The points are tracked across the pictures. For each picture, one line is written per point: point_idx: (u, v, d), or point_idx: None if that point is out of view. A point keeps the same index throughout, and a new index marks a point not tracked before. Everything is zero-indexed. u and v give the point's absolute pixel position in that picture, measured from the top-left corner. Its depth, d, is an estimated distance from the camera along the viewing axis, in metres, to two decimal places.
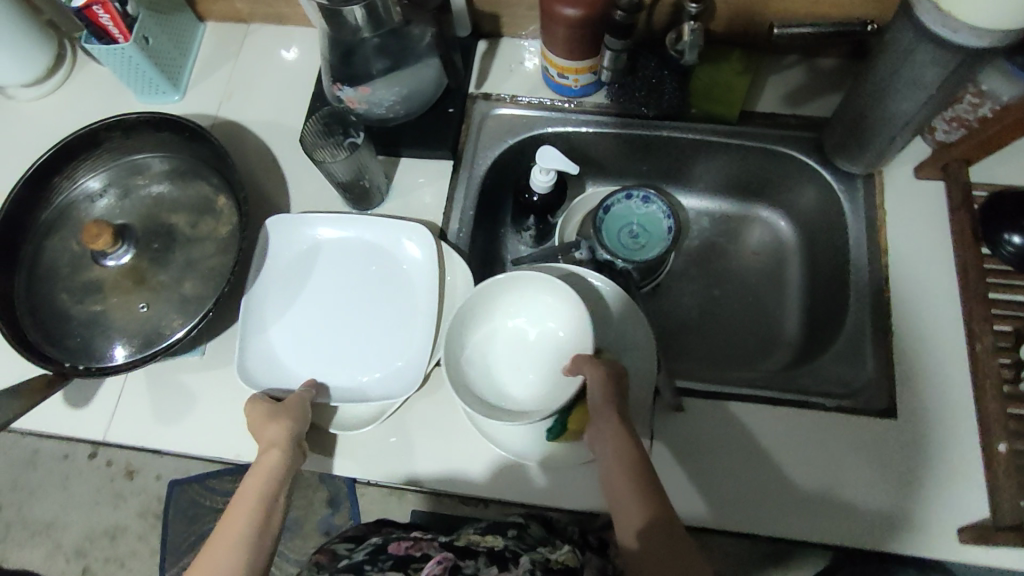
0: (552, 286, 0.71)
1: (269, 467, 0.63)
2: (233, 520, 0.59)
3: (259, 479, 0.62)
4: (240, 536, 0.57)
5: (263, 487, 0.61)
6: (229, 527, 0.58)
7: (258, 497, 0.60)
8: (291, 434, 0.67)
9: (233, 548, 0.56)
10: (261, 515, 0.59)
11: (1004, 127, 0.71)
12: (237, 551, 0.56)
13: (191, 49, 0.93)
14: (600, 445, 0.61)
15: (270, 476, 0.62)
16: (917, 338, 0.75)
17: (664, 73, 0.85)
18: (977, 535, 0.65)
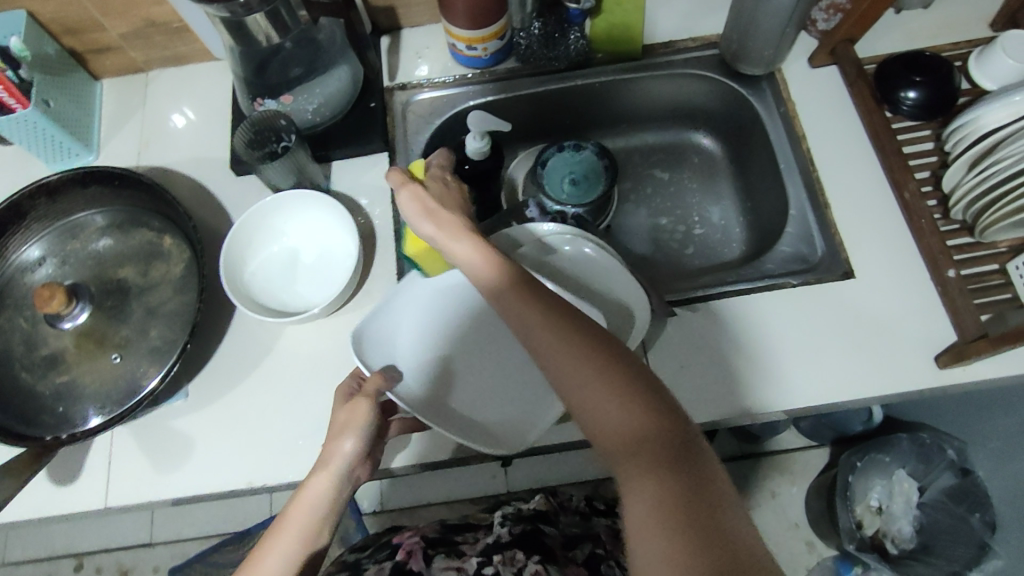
0: (296, 201, 0.79)
1: (310, 495, 0.56)
2: (267, 560, 0.54)
3: (297, 518, 0.55)
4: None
5: (306, 529, 0.55)
6: (263, 564, 0.54)
7: (296, 543, 0.54)
8: (346, 458, 0.57)
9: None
10: (303, 551, 0.54)
11: (874, 1, 0.78)
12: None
13: (95, 107, 0.92)
14: (547, 346, 0.55)
15: (309, 512, 0.55)
16: (851, 205, 0.81)
17: (564, 27, 0.89)
18: (952, 356, 0.71)
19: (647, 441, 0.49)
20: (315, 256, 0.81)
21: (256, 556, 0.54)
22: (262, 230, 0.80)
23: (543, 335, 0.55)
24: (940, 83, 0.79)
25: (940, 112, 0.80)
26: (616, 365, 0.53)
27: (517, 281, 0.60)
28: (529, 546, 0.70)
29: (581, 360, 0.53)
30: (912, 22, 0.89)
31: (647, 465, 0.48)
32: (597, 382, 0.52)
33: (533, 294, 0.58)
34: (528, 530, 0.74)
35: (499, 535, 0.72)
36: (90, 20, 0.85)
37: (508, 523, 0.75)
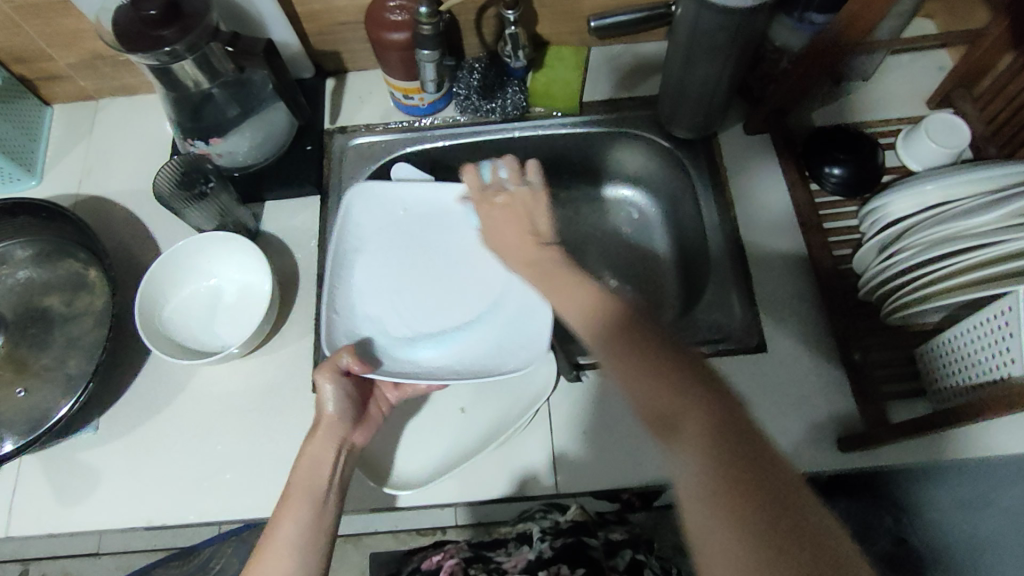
0: (219, 240, 0.80)
1: (311, 458, 0.64)
2: (285, 521, 0.60)
3: (303, 482, 0.62)
4: (288, 538, 0.58)
5: (310, 487, 0.62)
6: (279, 530, 0.59)
7: (304, 503, 0.61)
8: (336, 419, 0.67)
9: (287, 555, 0.58)
10: (315, 502, 0.61)
11: (799, 76, 0.79)
12: (288, 559, 0.57)
13: (42, 133, 0.93)
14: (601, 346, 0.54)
15: (314, 471, 0.63)
16: (771, 276, 0.81)
17: (504, 80, 0.90)
18: (852, 441, 0.71)
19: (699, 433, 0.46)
20: (237, 297, 0.82)
21: (271, 529, 0.60)
22: (187, 268, 0.82)
23: (597, 343, 0.54)
24: (863, 160, 0.80)
25: (863, 188, 0.81)
26: (647, 352, 0.51)
27: (630, 317, 0.54)
28: (575, 560, 0.70)
29: (622, 350, 0.52)
30: (850, 94, 0.90)
31: (712, 452, 0.45)
32: (630, 374, 0.51)
33: (643, 333, 0.52)
34: (571, 543, 0.72)
35: (541, 550, 0.71)
36: (39, 51, 0.87)
37: (548, 537, 0.73)
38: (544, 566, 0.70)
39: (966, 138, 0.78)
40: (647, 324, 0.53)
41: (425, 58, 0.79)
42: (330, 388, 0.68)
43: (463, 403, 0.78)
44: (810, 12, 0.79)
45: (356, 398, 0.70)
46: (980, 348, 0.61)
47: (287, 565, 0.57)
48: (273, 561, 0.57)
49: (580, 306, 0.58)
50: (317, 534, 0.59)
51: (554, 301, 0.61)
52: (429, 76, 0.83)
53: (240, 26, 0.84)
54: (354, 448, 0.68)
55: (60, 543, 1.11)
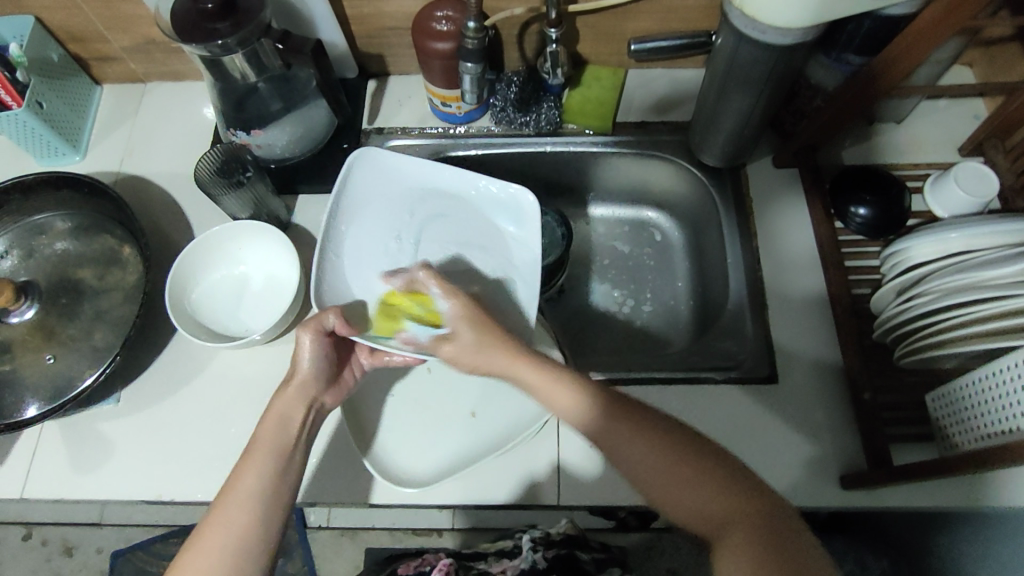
0: (252, 228, 0.83)
1: (284, 412, 0.66)
2: (252, 468, 0.61)
3: (269, 434, 0.64)
4: (252, 488, 0.60)
5: (277, 442, 0.63)
6: (243, 480, 0.60)
7: (270, 455, 0.62)
8: (314, 377, 0.69)
9: (250, 504, 0.59)
10: (281, 455, 0.63)
11: (834, 114, 0.80)
12: (249, 509, 0.59)
13: (90, 111, 0.97)
14: (611, 451, 0.59)
15: (282, 425, 0.65)
16: (787, 310, 0.82)
17: (540, 95, 0.92)
18: (856, 478, 0.71)
19: (732, 517, 0.52)
20: (263, 285, 0.84)
21: (234, 476, 0.60)
22: (219, 252, 0.84)
23: (611, 447, 0.59)
24: (890, 202, 0.80)
25: (887, 231, 0.81)
26: (656, 440, 0.57)
27: (627, 411, 0.60)
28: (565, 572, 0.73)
29: (633, 448, 0.57)
30: (881, 136, 0.91)
31: (739, 530, 0.51)
32: (650, 462, 0.56)
33: (640, 416, 0.59)
34: (561, 553, 0.76)
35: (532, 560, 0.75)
36: (95, 32, 0.90)
37: (540, 547, 0.77)
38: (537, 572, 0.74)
39: (994, 189, 0.78)
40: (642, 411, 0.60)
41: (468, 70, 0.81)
42: (308, 344, 0.68)
43: (473, 407, 0.80)
44: (847, 53, 0.79)
45: (333, 360, 0.70)
46: (992, 398, 0.62)
47: (248, 511, 0.59)
48: (231, 507, 0.58)
49: (575, 392, 0.63)
50: (279, 485, 0.61)
51: (546, 399, 0.64)
52: (470, 86, 0.84)
53: (289, 23, 0.87)
54: (319, 410, 0.70)
55: (67, 510, 1.13)
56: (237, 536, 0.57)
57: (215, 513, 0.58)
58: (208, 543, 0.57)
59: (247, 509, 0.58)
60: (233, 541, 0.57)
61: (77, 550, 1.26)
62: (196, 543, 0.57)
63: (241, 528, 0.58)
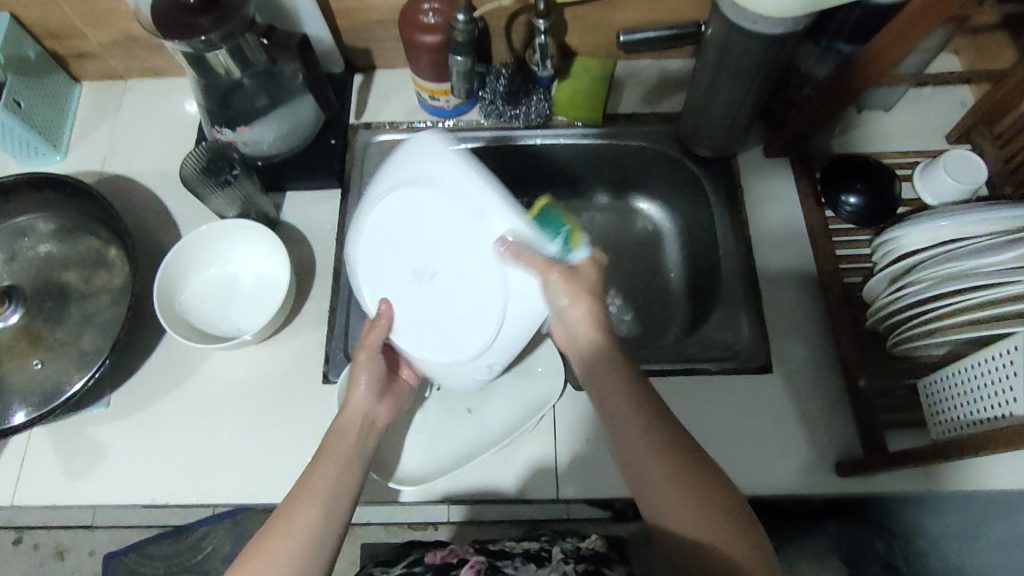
0: (242, 226, 0.81)
1: (345, 427, 0.66)
2: (325, 469, 0.61)
3: (333, 444, 0.64)
4: (322, 488, 0.59)
5: (344, 450, 0.63)
6: (314, 481, 0.60)
7: (336, 463, 0.62)
8: (366, 395, 0.69)
9: (319, 506, 0.58)
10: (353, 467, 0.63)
11: (824, 103, 0.80)
12: (315, 506, 0.58)
13: (69, 109, 0.94)
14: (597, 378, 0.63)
15: (341, 438, 0.65)
16: (779, 300, 0.83)
17: (530, 88, 0.91)
18: (850, 466, 0.72)
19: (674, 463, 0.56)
20: (254, 283, 0.83)
21: (305, 478, 0.60)
22: (208, 252, 0.83)
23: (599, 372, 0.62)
24: (879, 190, 0.81)
25: (876, 219, 0.82)
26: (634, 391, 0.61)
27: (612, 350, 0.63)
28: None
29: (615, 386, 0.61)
30: (870, 124, 0.91)
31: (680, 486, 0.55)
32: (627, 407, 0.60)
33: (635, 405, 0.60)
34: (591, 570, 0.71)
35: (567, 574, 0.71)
36: (73, 28, 0.88)
37: (570, 562, 0.73)
38: None
39: (983, 176, 0.79)
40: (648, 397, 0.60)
41: (457, 63, 0.80)
42: (362, 371, 0.69)
43: (469, 403, 0.79)
44: (838, 42, 0.79)
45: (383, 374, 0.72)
46: (984, 385, 0.62)
47: (316, 515, 0.57)
48: (301, 506, 0.58)
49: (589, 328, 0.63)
50: (341, 488, 0.60)
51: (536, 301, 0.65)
52: (460, 80, 0.84)
53: (273, 17, 0.85)
54: (377, 424, 0.70)
55: (57, 515, 1.11)
56: (302, 541, 0.56)
57: (280, 516, 0.57)
58: (274, 543, 0.55)
59: (309, 515, 0.57)
60: (301, 536, 0.56)
61: (69, 553, 1.24)
62: (264, 541, 0.56)
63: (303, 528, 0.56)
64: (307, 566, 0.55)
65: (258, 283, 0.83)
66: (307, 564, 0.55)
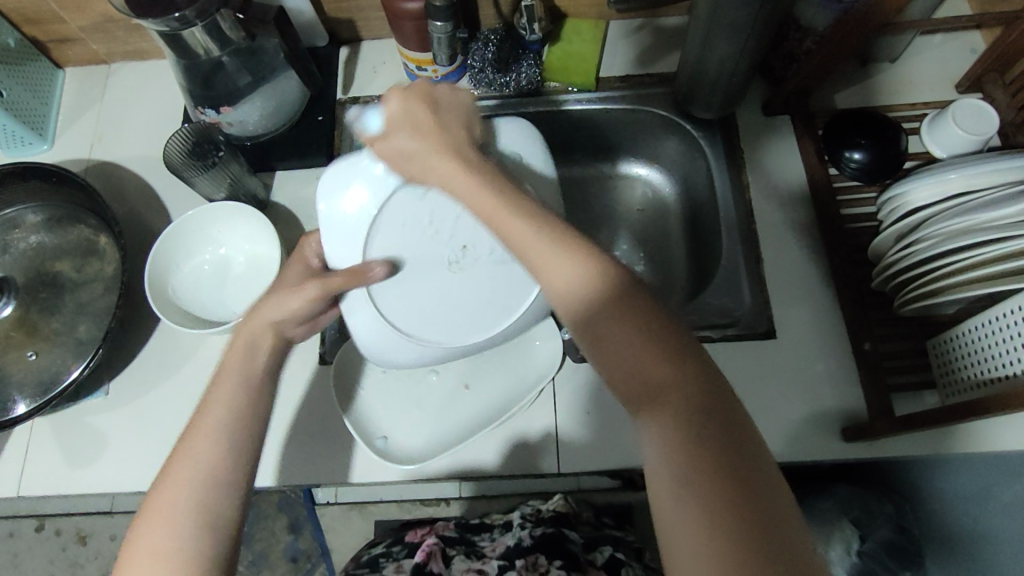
0: (233, 209, 0.80)
1: (249, 341, 0.56)
2: (202, 426, 0.51)
3: (234, 368, 0.55)
4: (219, 428, 0.51)
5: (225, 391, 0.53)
6: (208, 418, 0.52)
7: (230, 389, 0.53)
8: (282, 311, 0.57)
9: (188, 483, 0.49)
10: (239, 406, 0.52)
11: (824, 55, 0.76)
12: (216, 444, 0.50)
13: (53, 97, 0.93)
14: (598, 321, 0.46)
15: (245, 358, 0.56)
16: (782, 264, 0.80)
17: (519, 53, 0.88)
18: (856, 431, 0.70)
19: (688, 419, 0.42)
20: (246, 266, 0.82)
21: (200, 416, 0.52)
22: (199, 236, 0.82)
23: (600, 320, 0.46)
24: (885, 146, 0.77)
25: (882, 176, 0.79)
26: (650, 325, 0.45)
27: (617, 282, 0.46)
28: (553, 551, 0.70)
29: (618, 325, 0.45)
30: (878, 76, 0.87)
31: (706, 451, 0.40)
32: (638, 346, 0.44)
33: (633, 306, 0.45)
34: (551, 532, 0.73)
35: (519, 538, 0.71)
36: (50, 13, 0.86)
37: (529, 526, 0.74)
38: (522, 553, 0.70)
39: (995, 125, 0.75)
40: (638, 286, 0.46)
41: (437, 28, 0.77)
42: (294, 298, 0.58)
43: (467, 378, 0.77)
44: None
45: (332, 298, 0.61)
46: (994, 343, 0.60)
47: (208, 462, 0.50)
48: (198, 444, 0.50)
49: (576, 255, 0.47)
50: (220, 443, 0.50)
51: (542, 273, 0.48)
52: (443, 48, 0.81)
53: None
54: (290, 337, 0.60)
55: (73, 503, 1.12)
56: (171, 524, 0.48)
57: (175, 463, 0.50)
58: (172, 489, 0.49)
59: (208, 455, 0.50)
60: (199, 482, 0.49)
61: (90, 538, 1.25)
62: (141, 530, 0.48)
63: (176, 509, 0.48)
64: (186, 551, 0.47)
65: (250, 266, 0.82)
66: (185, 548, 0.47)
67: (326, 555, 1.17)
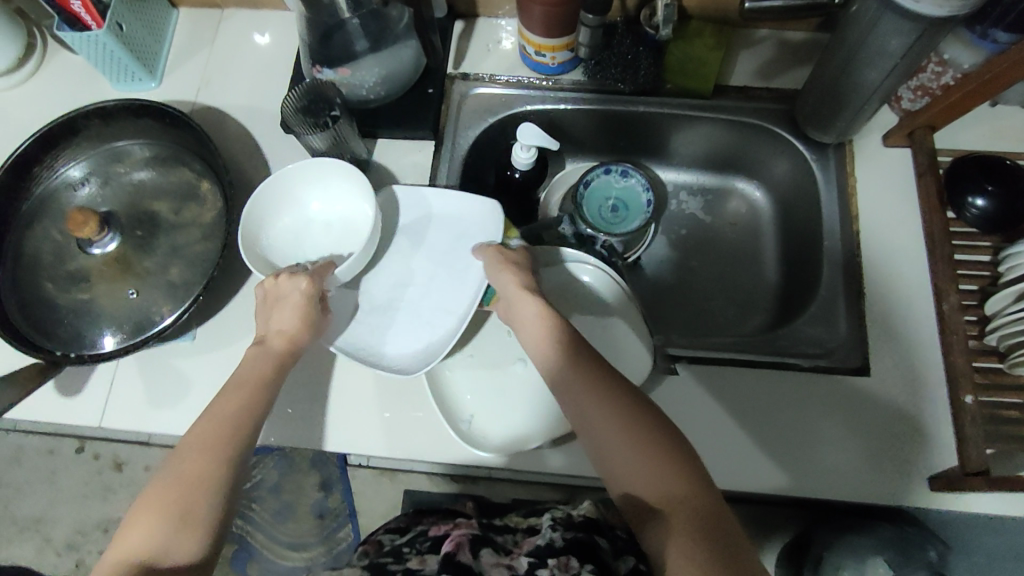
0: (342, 169, 0.79)
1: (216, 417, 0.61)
2: (193, 447, 0.59)
3: (200, 429, 0.60)
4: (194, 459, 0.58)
5: (210, 431, 0.60)
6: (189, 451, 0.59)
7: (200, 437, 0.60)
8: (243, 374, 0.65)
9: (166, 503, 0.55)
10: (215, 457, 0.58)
11: (963, 96, 0.74)
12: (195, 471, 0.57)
13: (166, 35, 0.93)
14: (569, 388, 0.61)
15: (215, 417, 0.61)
16: (884, 302, 0.78)
17: (639, 50, 0.86)
18: (944, 482, 0.69)
19: (653, 454, 0.56)
20: (342, 228, 0.81)
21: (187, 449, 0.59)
22: (307, 185, 0.81)
23: (569, 388, 0.61)
24: (1012, 197, 0.75)
25: (1006, 226, 0.76)
26: (604, 388, 0.60)
27: (575, 356, 0.63)
28: (588, 556, 0.57)
29: (583, 394, 0.60)
30: (1007, 121, 0.84)
31: (668, 476, 0.55)
32: (600, 408, 0.59)
33: (582, 378, 0.61)
34: (583, 537, 0.59)
35: (551, 537, 0.59)
36: None
37: (559, 526, 0.61)
38: (553, 555, 0.57)
39: None
40: (583, 357, 0.63)
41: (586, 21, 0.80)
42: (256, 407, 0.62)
43: None
44: (996, 31, 0.73)
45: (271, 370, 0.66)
46: None
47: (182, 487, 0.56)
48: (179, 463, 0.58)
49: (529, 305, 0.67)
50: (211, 456, 0.58)
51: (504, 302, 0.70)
52: (583, 39, 0.84)
53: None
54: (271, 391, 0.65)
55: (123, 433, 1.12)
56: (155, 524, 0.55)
57: (166, 482, 0.57)
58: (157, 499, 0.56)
59: (195, 481, 0.57)
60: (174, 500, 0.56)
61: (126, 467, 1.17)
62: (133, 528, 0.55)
63: (161, 529, 0.54)
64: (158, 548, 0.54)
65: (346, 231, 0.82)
66: (188, 517, 0.55)
67: (353, 517, 1.13)
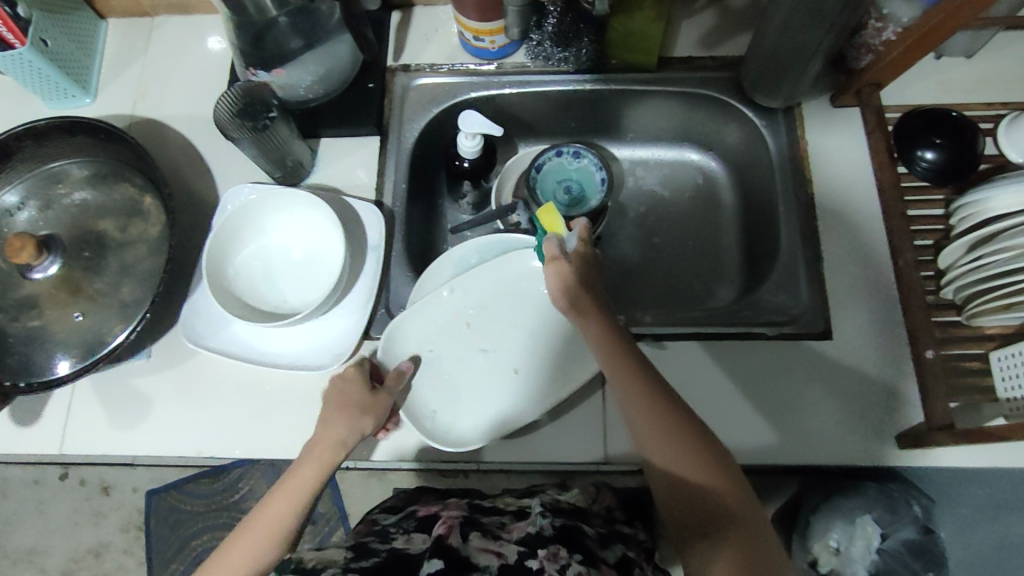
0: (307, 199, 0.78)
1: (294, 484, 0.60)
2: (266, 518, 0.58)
3: (278, 495, 0.59)
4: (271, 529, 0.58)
5: (287, 503, 0.59)
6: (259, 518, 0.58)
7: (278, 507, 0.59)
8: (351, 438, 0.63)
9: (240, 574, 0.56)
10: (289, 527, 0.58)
11: (908, 48, 0.72)
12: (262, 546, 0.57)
13: (97, 48, 0.90)
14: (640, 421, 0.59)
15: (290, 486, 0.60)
16: (841, 264, 0.78)
17: (579, 27, 0.83)
18: (912, 439, 0.69)
19: (724, 517, 0.54)
20: (305, 256, 0.80)
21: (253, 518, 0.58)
22: (271, 213, 0.79)
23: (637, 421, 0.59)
24: (961, 147, 0.75)
25: (956, 177, 0.76)
26: (678, 431, 0.58)
27: (651, 387, 0.60)
28: (573, 545, 0.60)
29: (654, 431, 0.58)
30: (952, 72, 0.83)
31: (737, 547, 0.53)
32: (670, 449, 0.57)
33: (657, 415, 0.58)
34: (571, 524, 0.63)
35: (541, 525, 0.62)
36: None
37: (548, 514, 0.64)
38: (543, 545, 0.59)
39: None
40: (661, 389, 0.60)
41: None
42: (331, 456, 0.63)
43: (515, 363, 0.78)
44: None
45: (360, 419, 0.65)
46: None
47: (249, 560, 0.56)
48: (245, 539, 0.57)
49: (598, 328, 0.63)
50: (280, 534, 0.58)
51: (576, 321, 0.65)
52: (511, 19, 0.81)
53: None
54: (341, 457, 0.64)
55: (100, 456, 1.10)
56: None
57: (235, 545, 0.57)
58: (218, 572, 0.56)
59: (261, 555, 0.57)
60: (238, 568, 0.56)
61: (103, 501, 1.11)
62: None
63: None
64: None
65: (297, 234, 0.81)
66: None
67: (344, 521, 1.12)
